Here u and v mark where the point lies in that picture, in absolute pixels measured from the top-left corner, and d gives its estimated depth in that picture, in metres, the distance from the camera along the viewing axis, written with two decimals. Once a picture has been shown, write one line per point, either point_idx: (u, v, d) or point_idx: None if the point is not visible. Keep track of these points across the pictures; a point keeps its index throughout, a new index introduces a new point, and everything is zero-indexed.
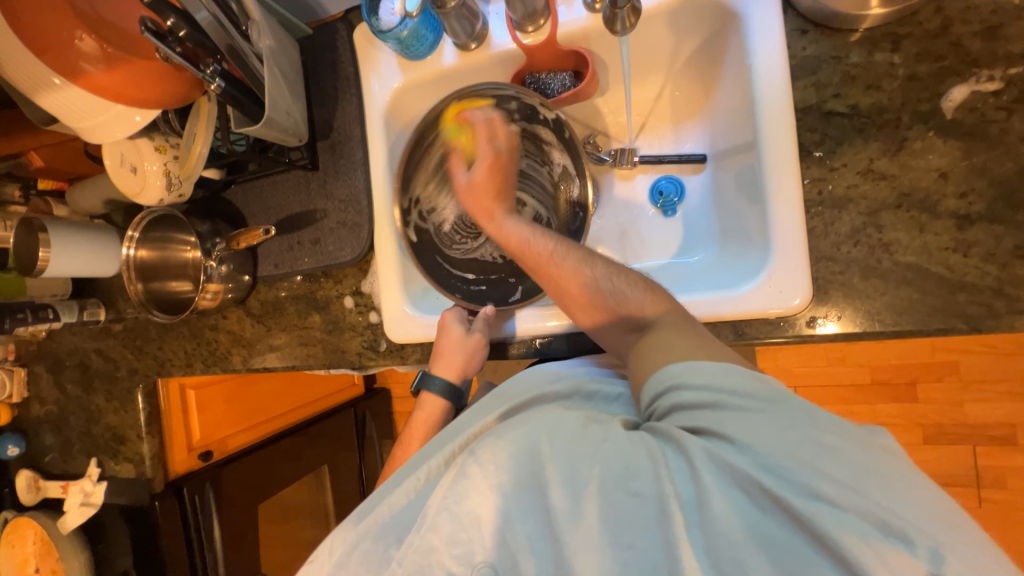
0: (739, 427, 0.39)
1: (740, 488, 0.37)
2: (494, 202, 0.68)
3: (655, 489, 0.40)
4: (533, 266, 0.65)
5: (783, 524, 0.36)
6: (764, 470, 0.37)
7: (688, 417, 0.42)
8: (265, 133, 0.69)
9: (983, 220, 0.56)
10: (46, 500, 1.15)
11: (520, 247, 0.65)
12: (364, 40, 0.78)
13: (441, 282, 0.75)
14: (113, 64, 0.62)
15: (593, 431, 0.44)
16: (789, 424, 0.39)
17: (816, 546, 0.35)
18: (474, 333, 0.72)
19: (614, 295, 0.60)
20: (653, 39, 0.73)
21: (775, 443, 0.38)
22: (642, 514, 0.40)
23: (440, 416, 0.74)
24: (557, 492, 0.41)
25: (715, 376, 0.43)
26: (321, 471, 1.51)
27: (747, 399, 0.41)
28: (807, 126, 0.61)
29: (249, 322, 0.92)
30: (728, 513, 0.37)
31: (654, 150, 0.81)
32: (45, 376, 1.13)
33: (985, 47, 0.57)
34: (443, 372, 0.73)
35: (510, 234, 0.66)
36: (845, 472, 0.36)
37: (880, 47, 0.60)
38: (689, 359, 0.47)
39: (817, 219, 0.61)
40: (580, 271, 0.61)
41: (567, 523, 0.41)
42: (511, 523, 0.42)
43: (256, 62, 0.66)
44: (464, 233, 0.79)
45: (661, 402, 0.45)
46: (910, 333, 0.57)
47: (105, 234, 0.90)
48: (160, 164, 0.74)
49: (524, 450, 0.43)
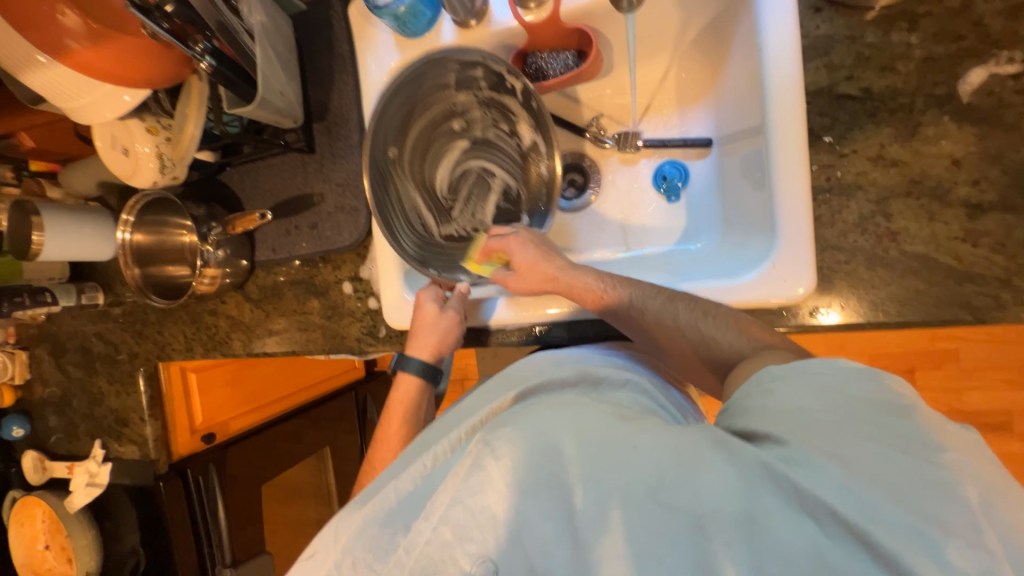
0: (819, 439, 0.38)
1: (804, 510, 0.36)
2: (552, 266, 0.66)
3: (691, 504, 0.39)
4: (616, 317, 0.62)
5: (834, 540, 0.35)
6: (837, 492, 0.35)
7: (769, 422, 0.41)
8: (260, 114, 0.67)
9: (994, 209, 0.54)
10: (53, 480, 1.16)
11: (603, 296, 0.62)
12: (359, 15, 0.75)
13: (419, 257, 0.74)
14: (98, 41, 0.59)
15: (620, 433, 0.43)
16: (865, 437, 0.37)
17: (873, 560, 0.34)
18: (447, 313, 0.71)
19: (705, 336, 0.56)
20: (659, 16, 0.70)
21: (849, 462, 0.36)
22: (677, 527, 0.39)
23: (417, 399, 0.75)
24: (581, 496, 0.42)
25: (805, 383, 0.42)
26: (323, 453, 1.53)
27: (834, 414, 0.39)
28: (817, 110, 0.59)
29: (248, 307, 0.91)
30: (787, 533, 0.36)
31: (658, 134, 0.79)
32: (46, 359, 1.14)
33: (1006, 27, 0.54)
34: (418, 352, 0.73)
35: (588, 287, 0.64)
36: (928, 499, 0.34)
37: (897, 27, 0.57)
38: (802, 363, 0.44)
39: (824, 207, 0.59)
40: (668, 312, 0.58)
41: (592, 529, 0.41)
42: (534, 527, 0.42)
43: (247, 39, 0.63)
44: (436, 207, 0.77)
45: (746, 404, 0.45)
46: (914, 324, 0.57)
47: (99, 217, 0.89)
48: (152, 146, 0.72)
49: (547, 451, 0.44)
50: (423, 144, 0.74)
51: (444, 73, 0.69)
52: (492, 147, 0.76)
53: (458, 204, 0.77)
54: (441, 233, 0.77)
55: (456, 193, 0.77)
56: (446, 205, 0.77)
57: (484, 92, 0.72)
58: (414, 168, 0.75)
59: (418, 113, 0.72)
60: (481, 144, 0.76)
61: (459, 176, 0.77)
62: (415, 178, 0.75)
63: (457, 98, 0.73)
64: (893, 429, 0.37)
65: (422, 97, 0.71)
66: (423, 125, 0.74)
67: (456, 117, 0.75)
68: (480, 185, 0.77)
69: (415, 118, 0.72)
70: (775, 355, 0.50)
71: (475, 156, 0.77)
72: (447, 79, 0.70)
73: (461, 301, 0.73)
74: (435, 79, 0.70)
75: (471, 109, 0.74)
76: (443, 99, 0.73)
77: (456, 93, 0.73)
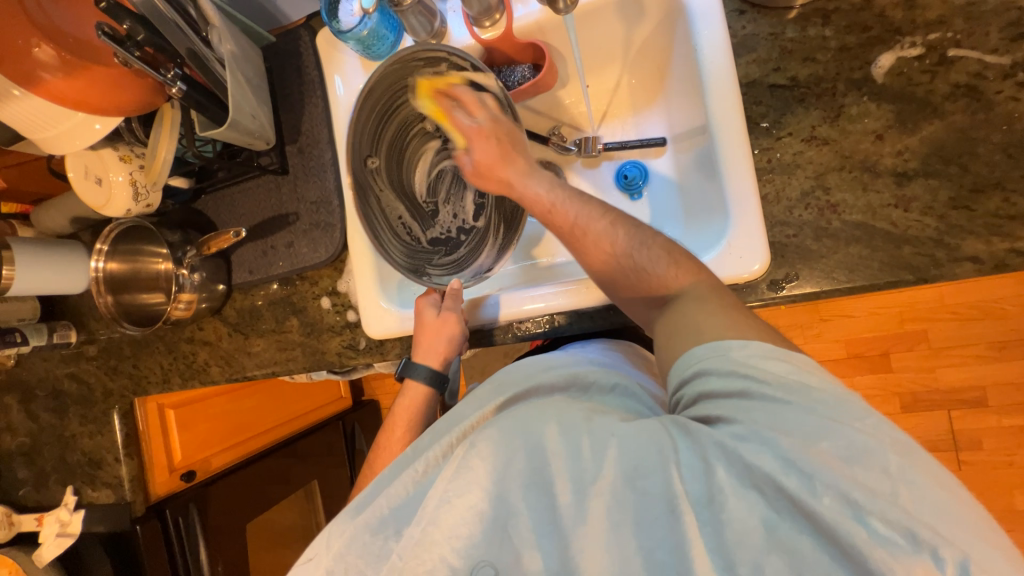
0: (769, 419, 0.39)
1: (755, 489, 0.37)
2: (507, 170, 0.65)
3: (665, 489, 0.40)
4: (561, 233, 0.61)
5: (792, 517, 0.36)
6: (786, 467, 0.36)
7: (741, 406, 0.41)
8: (230, 136, 0.70)
9: (919, 176, 0.59)
10: (21, 536, 1.10)
11: (546, 206, 0.62)
12: (327, 43, 0.80)
13: (409, 267, 0.73)
14: (71, 71, 0.62)
15: (598, 426, 0.44)
16: (810, 414, 0.39)
17: (819, 533, 0.35)
18: (448, 314, 0.73)
19: (638, 266, 0.57)
20: (603, 30, 0.76)
21: (790, 434, 0.38)
22: (649, 514, 0.40)
23: (424, 404, 0.76)
24: (564, 490, 0.42)
25: (739, 365, 0.43)
26: (310, 488, 1.48)
27: (779, 388, 0.41)
28: (753, 99, 0.65)
29: (226, 332, 0.91)
30: (742, 511, 0.37)
31: (616, 138, 0.84)
32: (15, 406, 1.10)
33: (905, 16, 0.61)
34: (424, 359, 0.74)
35: (531, 194, 0.63)
36: (860, 471, 0.35)
37: (812, 22, 0.64)
38: (716, 340, 0.46)
39: (769, 186, 0.64)
40: (610, 236, 0.58)
41: (575, 522, 0.41)
42: (515, 521, 0.42)
43: (218, 67, 0.66)
44: (418, 213, 0.78)
45: (685, 391, 0.46)
46: (864, 288, 0.60)
47: (73, 251, 0.89)
48: (125, 174, 0.74)
49: (528, 450, 0.43)
50: (404, 149, 0.75)
51: (409, 77, 0.71)
52: (464, 143, 0.77)
53: (440, 205, 0.79)
54: (427, 238, 0.78)
55: (436, 195, 0.79)
56: (429, 209, 0.78)
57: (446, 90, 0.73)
58: (392, 175, 0.75)
59: (388, 117, 0.72)
60: (452, 141, 0.78)
61: (437, 176, 0.79)
62: (396, 184, 0.75)
63: (422, 99, 0.74)
64: (818, 397, 0.40)
65: (389, 103, 0.71)
66: (393, 129, 0.73)
67: (427, 119, 0.76)
68: (457, 184, 0.79)
69: (386, 123, 0.72)
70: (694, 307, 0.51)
71: (451, 154, 0.78)
72: (411, 82, 0.71)
73: (457, 300, 0.74)
74: (400, 81, 0.71)
75: (440, 107, 0.74)
76: (412, 101, 0.73)
77: (420, 94, 0.73)
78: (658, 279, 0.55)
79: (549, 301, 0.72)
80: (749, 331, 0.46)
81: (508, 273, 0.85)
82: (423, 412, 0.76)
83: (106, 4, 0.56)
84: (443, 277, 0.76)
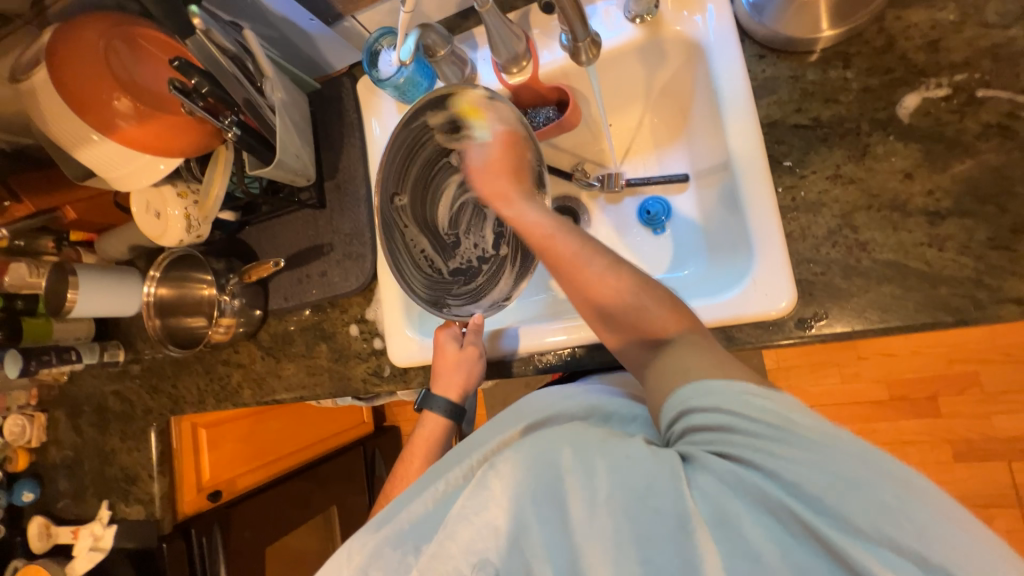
0: (784, 450, 0.37)
1: (770, 513, 0.37)
2: (511, 189, 0.68)
3: (678, 505, 0.38)
4: (553, 260, 0.60)
5: (809, 545, 0.35)
6: (795, 494, 0.36)
7: (755, 438, 0.39)
8: (276, 174, 0.76)
9: (952, 215, 0.58)
10: (57, 548, 1.14)
11: (542, 231, 0.61)
12: (366, 89, 0.87)
13: (433, 301, 0.74)
14: (144, 120, 0.70)
15: (612, 448, 0.42)
16: (824, 445, 0.37)
17: (835, 562, 0.34)
18: (470, 348, 0.74)
19: (638, 306, 0.55)
20: (626, 73, 0.79)
21: (789, 461, 0.37)
22: (664, 531, 0.38)
23: (441, 436, 0.76)
24: (576, 507, 0.40)
25: (725, 398, 0.42)
26: (329, 514, 1.48)
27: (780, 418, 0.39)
28: (775, 138, 0.66)
29: (259, 356, 0.95)
30: (757, 535, 0.36)
31: (639, 174, 0.86)
32: (63, 421, 1.16)
33: (929, 58, 0.61)
34: (443, 392, 0.75)
35: (531, 222, 0.63)
36: (861, 499, 0.34)
37: (833, 65, 0.65)
38: (703, 380, 0.45)
39: (793, 224, 0.63)
40: (611, 274, 0.57)
41: (586, 537, 0.39)
42: (529, 535, 0.41)
43: (270, 114, 0.72)
44: (439, 245, 0.80)
45: (676, 426, 0.45)
46: (899, 329, 0.58)
47: (128, 277, 0.96)
48: (181, 209, 0.80)
49: (543, 465, 0.42)
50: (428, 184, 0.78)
51: (435, 116, 0.71)
52: None
53: (460, 235, 0.82)
54: (449, 267, 0.80)
55: (456, 226, 0.81)
56: (450, 240, 0.81)
57: (473, 128, 0.74)
58: (417, 209, 0.77)
59: (415, 154, 0.73)
60: None
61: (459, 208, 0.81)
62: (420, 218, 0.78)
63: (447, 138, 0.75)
64: (802, 422, 0.38)
65: (416, 141, 0.72)
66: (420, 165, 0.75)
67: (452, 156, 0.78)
68: (478, 214, 0.82)
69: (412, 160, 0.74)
70: (690, 346, 0.51)
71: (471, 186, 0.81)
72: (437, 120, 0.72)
73: (479, 334, 0.75)
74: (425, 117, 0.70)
75: (461, 140, 0.76)
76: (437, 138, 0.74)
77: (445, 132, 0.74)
78: (647, 323, 0.55)
79: (571, 334, 0.72)
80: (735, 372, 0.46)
81: (532, 304, 0.87)
82: (444, 443, 0.76)
83: (178, 62, 0.64)
84: (463, 308, 0.77)
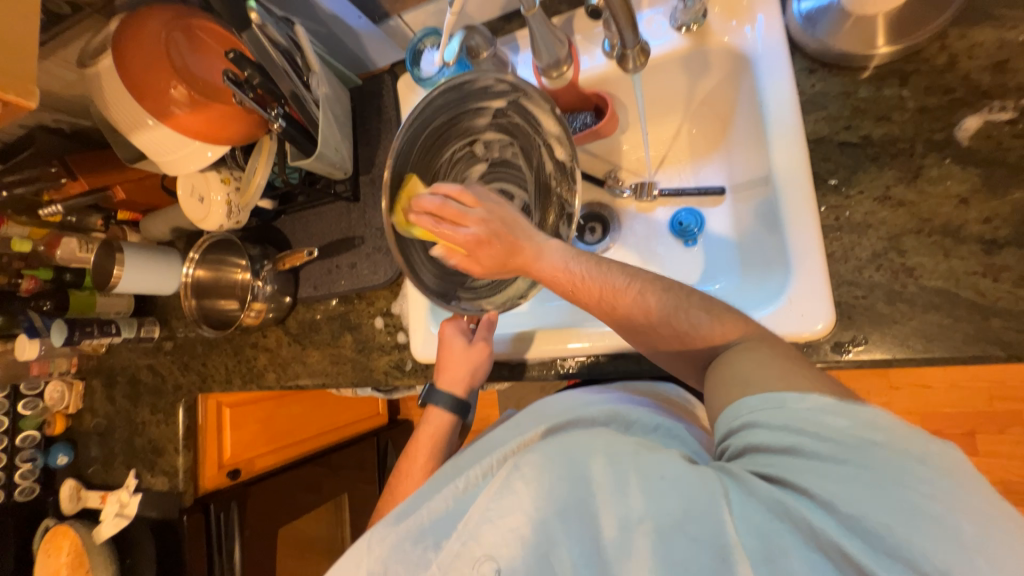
0: (839, 484, 0.36)
1: (820, 550, 0.35)
2: (520, 243, 0.62)
3: (716, 534, 0.37)
4: (597, 310, 0.59)
5: None
6: (850, 531, 0.35)
7: (808, 471, 0.37)
8: (315, 166, 0.78)
9: (1011, 245, 0.55)
10: (86, 510, 1.20)
11: (567, 282, 0.59)
12: (406, 87, 0.88)
13: (441, 289, 0.74)
14: (197, 107, 0.73)
15: (647, 464, 0.42)
16: (889, 484, 0.35)
17: None
18: (479, 344, 0.75)
19: (683, 329, 0.55)
20: (667, 82, 0.78)
21: (844, 494, 0.35)
22: (699, 562, 0.37)
23: (445, 432, 0.76)
24: (608, 524, 0.40)
25: (791, 417, 0.40)
26: (340, 501, 1.51)
27: (842, 450, 0.37)
28: (821, 155, 0.64)
29: (286, 341, 0.97)
30: (803, 569, 0.35)
31: (673, 183, 0.84)
32: (99, 390, 1.21)
33: (994, 80, 0.58)
34: (448, 387, 0.75)
35: (549, 271, 0.60)
36: (931, 543, 0.32)
37: (889, 82, 0.62)
38: (771, 391, 0.43)
39: (836, 244, 0.61)
40: (644, 303, 0.56)
41: (619, 556, 0.39)
42: (557, 551, 0.41)
43: (313, 108, 0.75)
44: None
45: (732, 442, 0.43)
46: (944, 360, 0.56)
47: (169, 257, 1.00)
48: (223, 194, 0.83)
49: (573, 477, 0.42)
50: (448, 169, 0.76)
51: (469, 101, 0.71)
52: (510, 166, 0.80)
53: None
54: None
55: None
56: None
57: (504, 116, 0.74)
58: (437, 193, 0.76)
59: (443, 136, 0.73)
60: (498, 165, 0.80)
61: None
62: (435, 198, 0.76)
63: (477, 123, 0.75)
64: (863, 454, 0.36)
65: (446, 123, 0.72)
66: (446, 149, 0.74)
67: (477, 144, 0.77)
68: None
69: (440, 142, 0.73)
70: (757, 356, 0.47)
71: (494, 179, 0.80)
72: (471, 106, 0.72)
73: (490, 330, 0.76)
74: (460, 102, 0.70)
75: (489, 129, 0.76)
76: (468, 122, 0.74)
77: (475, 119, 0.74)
78: (702, 340, 0.54)
79: (594, 341, 0.72)
80: (799, 381, 0.43)
81: (554, 309, 0.85)
82: (447, 440, 0.76)
83: (233, 55, 0.66)
84: (473, 301, 0.76)
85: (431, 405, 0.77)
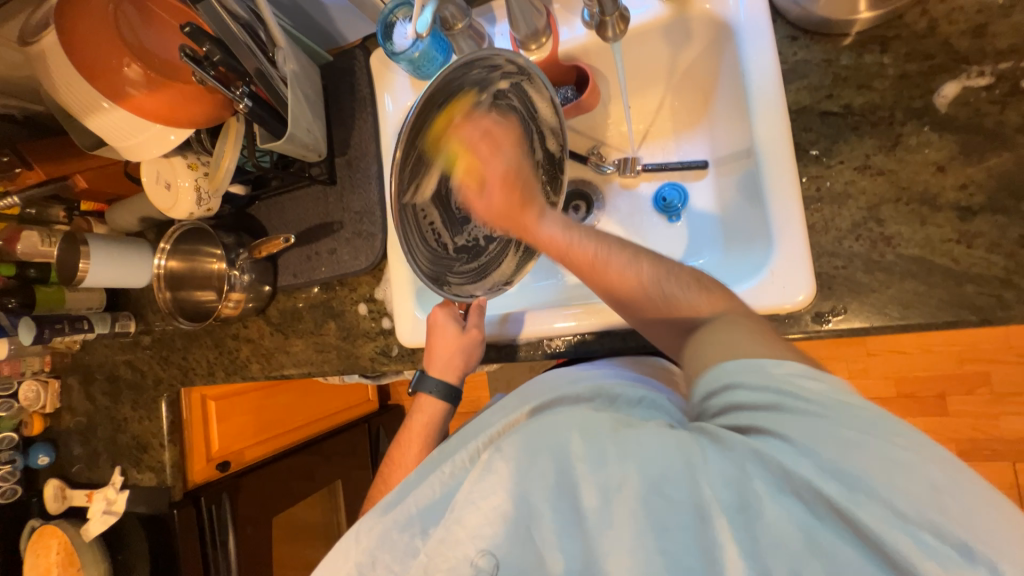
0: (814, 431, 0.37)
1: (794, 495, 0.36)
2: (522, 211, 0.63)
3: (693, 493, 0.38)
4: (581, 272, 0.59)
5: (834, 527, 0.34)
6: (828, 475, 0.35)
7: (785, 421, 0.38)
8: (288, 149, 0.75)
9: (985, 211, 0.56)
10: (72, 509, 1.18)
11: (564, 251, 0.60)
12: (380, 64, 0.85)
13: (433, 275, 0.67)
14: (153, 87, 0.69)
15: (626, 437, 0.42)
16: (862, 430, 0.36)
17: (863, 547, 0.34)
18: (471, 329, 0.75)
19: (668, 295, 0.55)
20: (647, 53, 0.76)
21: (821, 441, 0.36)
22: (679, 520, 0.38)
23: (440, 419, 0.76)
24: (589, 492, 0.41)
25: (768, 376, 0.41)
26: (334, 488, 1.52)
27: (816, 403, 0.39)
28: (802, 126, 0.63)
29: (268, 331, 0.95)
30: (779, 517, 0.35)
31: (656, 158, 0.83)
32: (76, 388, 1.18)
33: (973, 44, 0.58)
34: (442, 374, 0.75)
35: (547, 237, 0.61)
36: (903, 481, 0.33)
37: (869, 49, 0.62)
38: (747, 357, 0.44)
39: (816, 215, 0.62)
40: (634, 266, 0.56)
41: (601, 521, 0.40)
42: (540, 522, 0.41)
43: (280, 85, 0.70)
44: (448, 218, 0.72)
45: (712, 403, 0.44)
46: (920, 326, 0.57)
47: (139, 248, 0.96)
48: (191, 180, 0.80)
49: (553, 451, 0.42)
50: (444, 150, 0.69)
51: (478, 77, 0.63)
52: None
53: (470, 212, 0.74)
54: (454, 244, 0.73)
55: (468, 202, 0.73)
56: (459, 215, 0.73)
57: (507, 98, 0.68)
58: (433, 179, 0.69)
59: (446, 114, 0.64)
60: None
61: None
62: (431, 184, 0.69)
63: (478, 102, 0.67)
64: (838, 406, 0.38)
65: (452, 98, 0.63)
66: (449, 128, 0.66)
67: None
68: None
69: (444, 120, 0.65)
70: (736, 327, 0.48)
71: None
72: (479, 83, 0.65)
73: (480, 315, 0.76)
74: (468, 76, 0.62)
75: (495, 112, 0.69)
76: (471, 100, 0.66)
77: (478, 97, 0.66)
78: (675, 313, 0.55)
79: (580, 321, 0.72)
80: (772, 349, 0.45)
81: (540, 289, 0.85)
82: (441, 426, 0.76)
83: (189, 29, 0.62)
84: (463, 288, 0.72)
85: (422, 393, 0.77)
